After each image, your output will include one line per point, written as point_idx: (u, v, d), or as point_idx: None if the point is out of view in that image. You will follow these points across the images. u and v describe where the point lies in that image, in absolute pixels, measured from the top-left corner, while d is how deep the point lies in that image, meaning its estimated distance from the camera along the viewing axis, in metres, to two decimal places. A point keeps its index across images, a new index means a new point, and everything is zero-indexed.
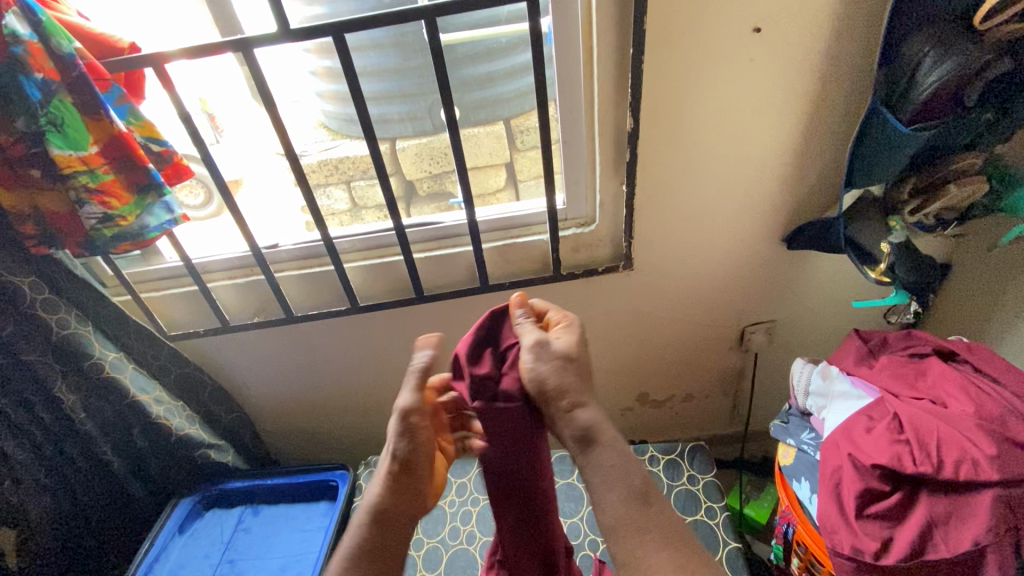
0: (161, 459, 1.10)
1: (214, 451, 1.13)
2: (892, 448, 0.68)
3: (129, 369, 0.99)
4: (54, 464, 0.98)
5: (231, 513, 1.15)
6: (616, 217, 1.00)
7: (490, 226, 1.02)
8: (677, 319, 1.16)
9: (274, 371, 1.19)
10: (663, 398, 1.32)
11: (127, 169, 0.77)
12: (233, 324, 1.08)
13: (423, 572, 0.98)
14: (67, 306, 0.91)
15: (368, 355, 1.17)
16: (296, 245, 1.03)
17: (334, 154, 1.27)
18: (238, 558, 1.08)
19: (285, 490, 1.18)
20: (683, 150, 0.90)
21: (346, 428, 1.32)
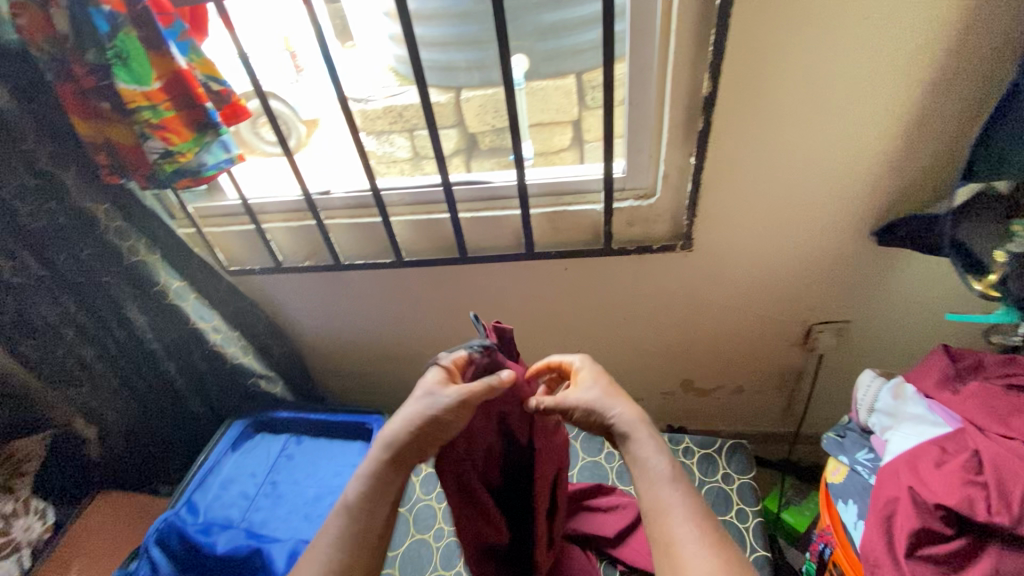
0: (218, 382, 1.20)
1: (264, 381, 1.21)
2: (964, 490, 0.59)
3: (192, 299, 1.06)
4: (126, 376, 1.09)
5: (277, 440, 1.23)
6: (681, 192, 0.91)
7: (541, 190, 0.97)
8: (735, 308, 1.07)
9: (322, 314, 1.24)
10: (709, 387, 1.25)
11: (187, 107, 0.78)
12: (284, 265, 1.12)
13: (441, 524, 1.01)
14: (138, 233, 0.97)
15: (412, 309, 1.18)
16: (346, 194, 1.03)
17: (400, 100, 1.24)
18: (280, 481, 1.17)
19: (325, 427, 1.25)
20: (762, 124, 0.80)
21: (387, 374, 1.37)
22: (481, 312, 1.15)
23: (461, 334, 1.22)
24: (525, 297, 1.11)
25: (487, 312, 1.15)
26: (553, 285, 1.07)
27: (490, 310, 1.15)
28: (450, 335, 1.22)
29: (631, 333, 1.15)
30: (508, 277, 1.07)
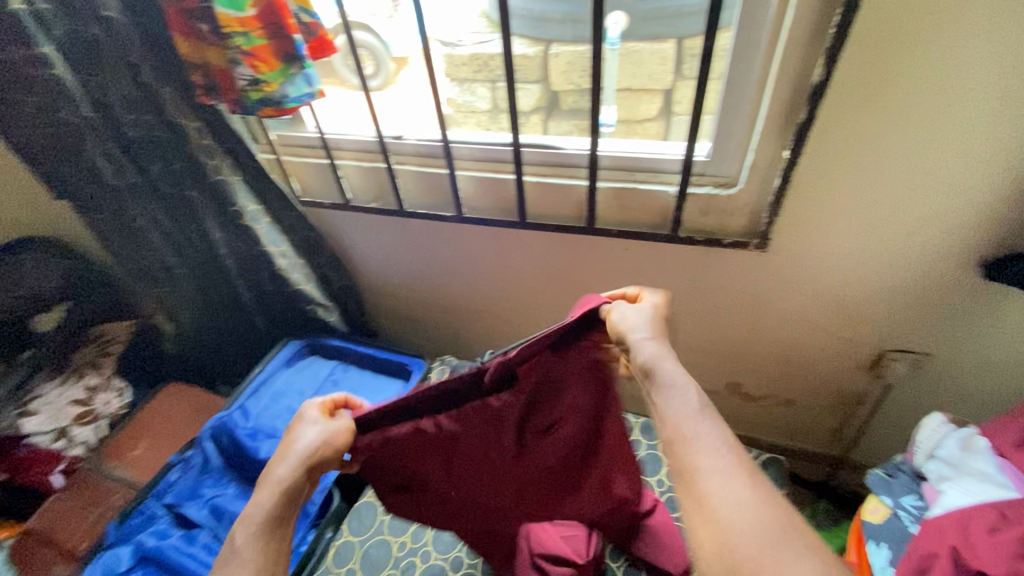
0: (281, 303, 1.28)
1: (321, 309, 1.29)
2: (1011, 562, 0.53)
3: (264, 223, 1.13)
4: (201, 283, 1.19)
5: (326, 365, 1.31)
6: (766, 186, 0.84)
7: (613, 163, 0.92)
8: (800, 318, 1.00)
9: (382, 255, 1.27)
10: (757, 394, 1.19)
11: (277, 37, 0.80)
12: (352, 204, 1.15)
13: None
14: (223, 154, 1.03)
15: (466, 265, 1.20)
16: (419, 142, 1.03)
17: (486, 49, 1.17)
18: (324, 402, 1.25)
19: (370, 362, 1.32)
20: (874, 124, 0.71)
21: (434, 322, 1.40)
22: (533, 278, 1.15)
23: (510, 296, 1.22)
24: (579, 271, 1.09)
25: (538, 280, 1.15)
26: (609, 263, 1.04)
27: (542, 278, 1.14)
28: (500, 295, 1.23)
29: (684, 325, 1.10)
30: (565, 248, 1.05)
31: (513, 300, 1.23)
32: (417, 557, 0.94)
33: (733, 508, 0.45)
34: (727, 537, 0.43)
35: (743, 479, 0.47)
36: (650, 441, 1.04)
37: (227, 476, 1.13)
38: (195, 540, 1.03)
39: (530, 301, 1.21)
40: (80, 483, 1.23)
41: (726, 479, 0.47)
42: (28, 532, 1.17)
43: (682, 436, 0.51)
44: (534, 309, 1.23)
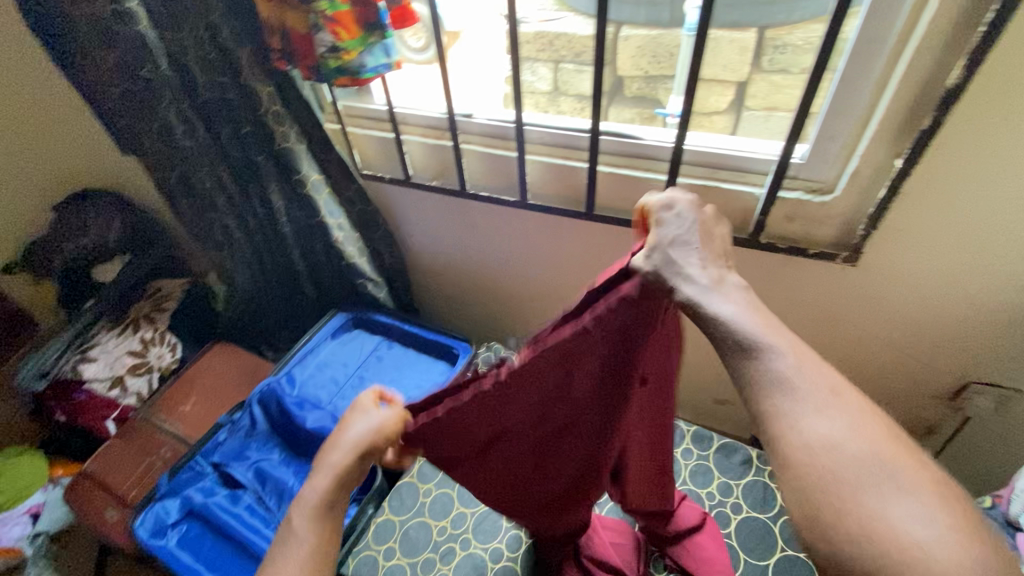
0: (332, 274, 1.29)
1: (371, 284, 1.29)
2: None
3: (325, 193, 1.12)
4: (258, 247, 1.20)
5: (371, 341, 1.31)
6: (866, 196, 0.77)
7: (696, 158, 0.87)
8: (876, 339, 0.94)
9: (435, 235, 1.25)
10: None
11: (361, 3, 0.78)
12: (413, 181, 1.13)
13: None
14: (291, 122, 1.01)
15: (522, 252, 1.16)
16: (488, 121, 1.00)
17: (553, 26, 1.13)
18: (367, 376, 1.25)
19: (414, 340, 1.31)
20: (1010, 139, 0.64)
21: (479, 305, 1.39)
22: (590, 271, 1.11)
23: (562, 287, 1.18)
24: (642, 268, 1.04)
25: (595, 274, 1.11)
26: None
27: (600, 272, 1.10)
28: (551, 285, 1.20)
29: None
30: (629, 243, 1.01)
31: (565, 292, 1.19)
32: (456, 543, 0.93)
33: (827, 444, 0.41)
34: (825, 478, 0.40)
35: (837, 411, 0.42)
36: (702, 452, 1.01)
37: (272, 442, 1.14)
38: (240, 501, 1.06)
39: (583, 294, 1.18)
40: (133, 431, 1.28)
41: (817, 412, 0.42)
42: (83, 473, 1.22)
43: (756, 372, 0.43)
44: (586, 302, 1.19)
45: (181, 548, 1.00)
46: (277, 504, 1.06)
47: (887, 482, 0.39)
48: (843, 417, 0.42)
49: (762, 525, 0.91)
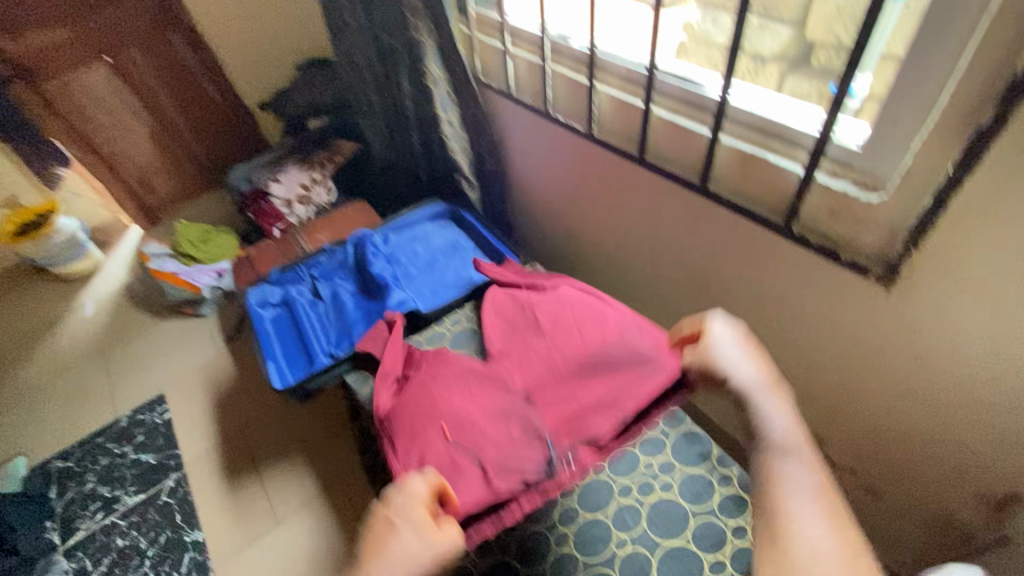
0: (439, 163, 1.49)
1: (465, 181, 1.48)
2: None
3: (441, 89, 1.28)
4: (395, 124, 1.46)
5: (455, 233, 1.50)
6: (918, 204, 0.65)
7: (748, 122, 0.79)
8: (903, 386, 0.81)
9: (526, 154, 1.35)
10: (839, 461, 1.01)
11: None
12: (514, 95, 1.24)
13: None
14: (426, 17, 1.17)
15: (588, 188, 1.21)
16: (579, 49, 1.01)
17: None
18: (439, 258, 1.46)
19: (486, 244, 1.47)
20: None
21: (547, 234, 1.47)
22: (637, 222, 1.11)
23: (614, 234, 1.20)
24: (685, 230, 1.01)
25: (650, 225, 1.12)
26: (713, 236, 0.95)
27: (646, 227, 1.09)
28: (606, 229, 1.23)
29: (771, 332, 0.97)
30: (675, 205, 0.98)
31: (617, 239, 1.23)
32: None
33: (808, 490, 0.51)
34: (801, 477, 0.52)
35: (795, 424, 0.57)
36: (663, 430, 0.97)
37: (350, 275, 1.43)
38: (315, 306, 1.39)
39: (633, 244, 1.19)
40: (282, 241, 1.72)
41: (775, 415, 0.58)
42: (248, 256, 1.70)
43: (762, 431, 0.57)
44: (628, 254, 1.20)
45: (270, 320, 1.37)
46: (333, 317, 1.35)
47: (808, 503, 0.50)
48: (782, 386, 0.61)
49: (681, 512, 0.87)
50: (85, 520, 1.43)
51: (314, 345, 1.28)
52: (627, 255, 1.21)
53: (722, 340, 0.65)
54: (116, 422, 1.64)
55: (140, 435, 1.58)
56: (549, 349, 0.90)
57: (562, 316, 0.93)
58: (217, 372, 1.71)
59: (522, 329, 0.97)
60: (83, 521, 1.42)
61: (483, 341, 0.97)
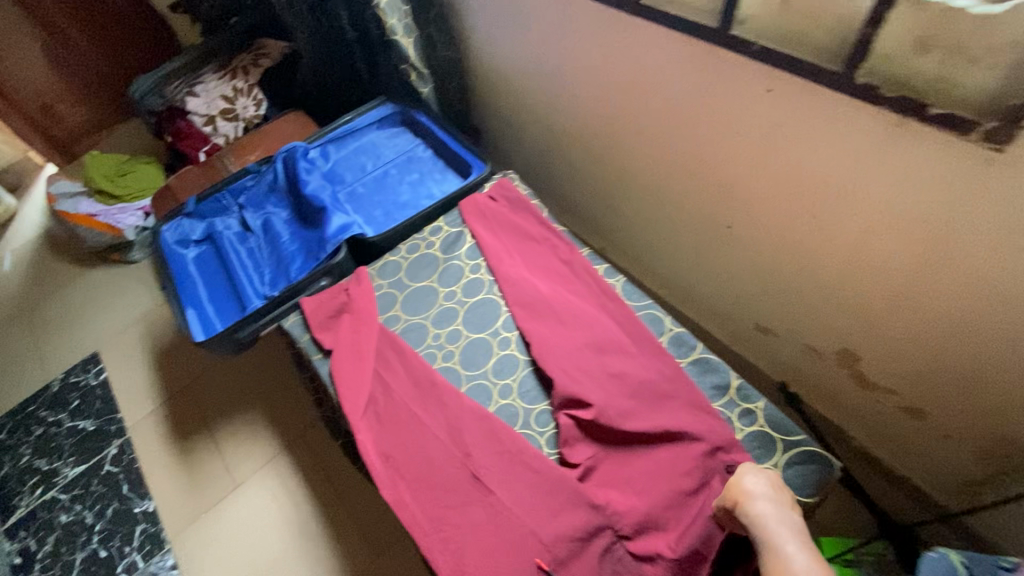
0: (380, 53, 1.18)
1: (415, 76, 1.17)
2: None
3: None
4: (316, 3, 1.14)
5: (408, 141, 1.25)
6: None
7: None
8: (999, 285, 0.62)
9: (491, 28, 1.09)
10: (872, 377, 0.87)
11: None
12: None
13: (457, 291, 0.93)
14: None
15: (569, 62, 0.97)
16: None
17: None
18: (391, 172, 1.22)
19: (446, 152, 1.22)
20: None
21: (528, 131, 1.22)
22: (647, 97, 0.87)
23: (614, 119, 0.97)
24: (710, 98, 0.77)
25: (653, 104, 0.87)
26: (748, 100, 0.73)
27: (661, 99, 0.86)
28: (604, 112, 0.98)
29: (802, 222, 0.79)
30: (703, 59, 0.74)
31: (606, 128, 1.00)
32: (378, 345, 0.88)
33: None
34: None
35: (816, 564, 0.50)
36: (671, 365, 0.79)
37: (284, 200, 1.18)
38: (246, 241, 1.16)
39: (630, 134, 0.96)
40: (207, 165, 1.44)
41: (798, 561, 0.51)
42: (169, 186, 1.43)
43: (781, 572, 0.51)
44: (633, 142, 0.97)
45: (192, 260, 1.14)
46: (269, 252, 1.12)
47: None
48: (782, 494, 0.59)
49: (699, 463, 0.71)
50: (22, 497, 1.26)
51: (247, 286, 1.07)
52: (629, 144, 0.98)
53: (757, 482, 0.60)
54: (47, 386, 1.43)
55: (75, 400, 1.39)
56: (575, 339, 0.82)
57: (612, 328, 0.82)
58: (157, 324, 1.49)
59: (576, 327, 0.83)
60: (19, 498, 1.25)
61: (527, 306, 0.87)
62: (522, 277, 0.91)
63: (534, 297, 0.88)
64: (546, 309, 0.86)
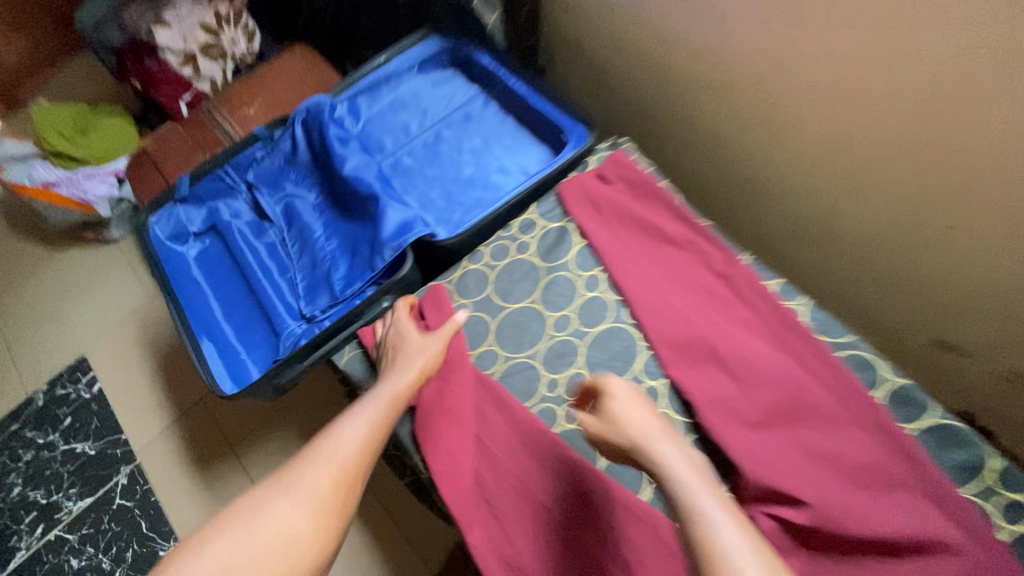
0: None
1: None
2: None
3: None
4: None
5: (462, 92, 0.97)
6: None
7: None
8: None
9: None
10: None
11: None
12: None
13: (573, 317, 0.69)
14: None
15: None
16: None
17: None
18: (443, 136, 0.94)
19: (518, 107, 0.93)
20: None
21: (628, 76, 0.91)
22: (874, 33, 0.60)
23: (795, 64, 0.69)
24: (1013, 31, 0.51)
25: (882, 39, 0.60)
26: None
27: (900, 36, 0.58)
28: (776, 54, 0.70)
29: None
30: None
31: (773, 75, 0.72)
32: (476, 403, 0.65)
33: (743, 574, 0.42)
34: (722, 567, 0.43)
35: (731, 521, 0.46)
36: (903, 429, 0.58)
37: (310, 179, 0.90)
38: (265, 235, 0.89)
39: (817, 82, 0.68)
40: (191, 125, 1.12)
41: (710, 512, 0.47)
42: (145, 151, 1.11)
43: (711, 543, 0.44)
44: (817, 100, 0.70)
45: (196, 263, 0.88)
46: (298, 252, 0.85)
47: None
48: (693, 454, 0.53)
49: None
50: (19, 537, 1.05)
51: (275, 300, 0.82)
52: (812, 100, 0.70)
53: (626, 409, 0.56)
54: (29, 401, 1.18)
55: (66, 418, 1.15)
56: (753, 399, 0.61)
57: (800, 382, 0.61)
58: (153, 320, 1.23)
59: (752, 379, 0.61)
60: (17, 540, 1.05)
61: (680, 347, 0.64)
62: (667, 301, 0.66)
63: (688, 332, 0.64)
64: (706, 351, 0.63)
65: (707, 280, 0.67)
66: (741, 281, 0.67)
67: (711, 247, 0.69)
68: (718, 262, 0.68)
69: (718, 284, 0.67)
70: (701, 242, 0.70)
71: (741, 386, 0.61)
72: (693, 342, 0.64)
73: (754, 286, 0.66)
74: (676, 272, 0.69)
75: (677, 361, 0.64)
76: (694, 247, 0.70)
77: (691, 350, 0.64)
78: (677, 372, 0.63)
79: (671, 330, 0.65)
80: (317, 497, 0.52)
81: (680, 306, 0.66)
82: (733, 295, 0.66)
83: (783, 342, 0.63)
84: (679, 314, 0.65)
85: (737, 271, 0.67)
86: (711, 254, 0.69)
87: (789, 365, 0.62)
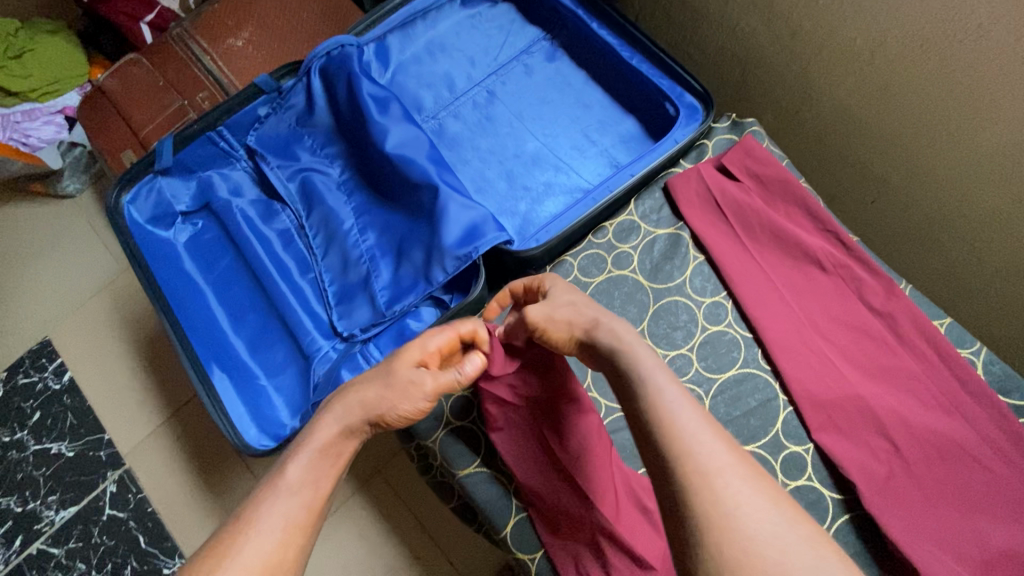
0: None
1: None
2: None
3: None
4: None
5: (524, 36, 0.75)
6: None
7: None
8: None
9: None
10: None
11: None
12: None
13: (693, 359, 0.56)
14: None
15: None
16: None
17: None
18: (500, 96, 0.74)
19: (598, 63, 0.73)
20: None
21: (742, 31, 0.73)
22: None
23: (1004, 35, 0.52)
24: None
25: None
26: None
27: None
28: (983, 24, 0.52)
29: None
30: None
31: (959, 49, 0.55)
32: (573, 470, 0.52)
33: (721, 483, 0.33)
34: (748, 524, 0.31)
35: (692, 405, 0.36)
36: None
37: (332, 149, 0.70)
38: (276, 220, 0.69)
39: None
40: (159, 54, 0.83)
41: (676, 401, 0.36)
42: (101, 89, 0.83)
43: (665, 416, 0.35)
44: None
45: (188, 258, 0.69)
46: (322, 246, 0.67)
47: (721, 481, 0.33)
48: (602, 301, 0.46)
49: None
50: None
51: (300, 312, 0.65)
52: (1020, 90, 0.53)
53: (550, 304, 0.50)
54: None
55: (36, 413, 0.98)
56: (924, 478, 0.49)
57: (981, 459, 0.49)
58: (130, 300, 1.03)
59: (923, 453, 0.50)
60: None
61: (829, 407, 0.52)
62: (810, 343, 0.54)
63: (842, 391, 0.52)
64: (863, 414, 0.51)
65: (860, 319, 0.55)
66: (904, 324, 0.54)
67: (866, 274, 0.56)
68: (874, 297, 0.55)
69: (874, 324, 0.54)
70: (854, 267, 0.56)
71: (909, 459, 0.50)
72: (846, 405, 0.51)
73: (921, 331, 0.54)
74: (821, 306, 0.55)
75: (827, 423, 0.52)
76: (844, 275, 0.56)
77: (843, 412, 0.51)
78: (825, 439, 0.51)
79: (818, 386, 0.52)
80: (295, 523, 0.39)
81: (828, 353, 0.53)
82: (894, 340, 0.54)
83: (958, 405, 0.51)
84: (829, 364, 0.53)
85: (899, 311, 0.54)
86: (866, 285, 0.55)
87: (967, 436, 0.50)
